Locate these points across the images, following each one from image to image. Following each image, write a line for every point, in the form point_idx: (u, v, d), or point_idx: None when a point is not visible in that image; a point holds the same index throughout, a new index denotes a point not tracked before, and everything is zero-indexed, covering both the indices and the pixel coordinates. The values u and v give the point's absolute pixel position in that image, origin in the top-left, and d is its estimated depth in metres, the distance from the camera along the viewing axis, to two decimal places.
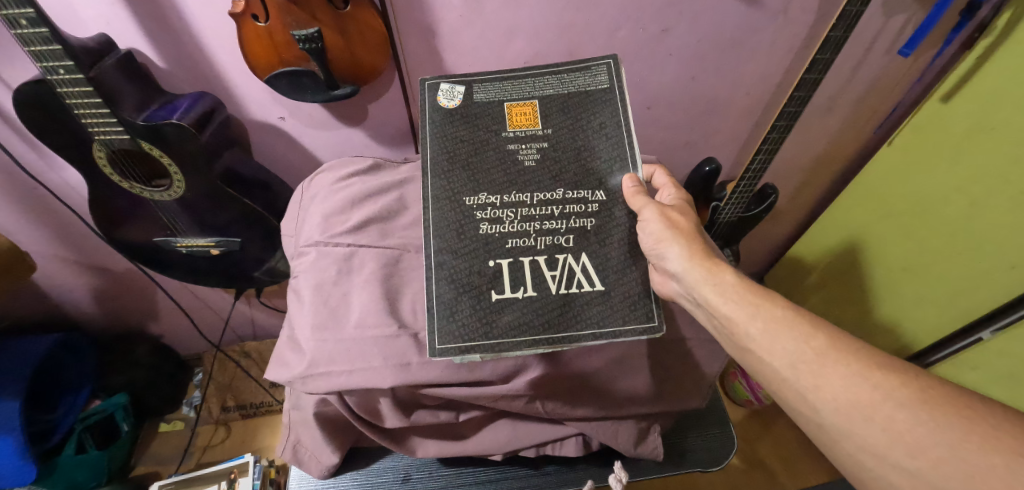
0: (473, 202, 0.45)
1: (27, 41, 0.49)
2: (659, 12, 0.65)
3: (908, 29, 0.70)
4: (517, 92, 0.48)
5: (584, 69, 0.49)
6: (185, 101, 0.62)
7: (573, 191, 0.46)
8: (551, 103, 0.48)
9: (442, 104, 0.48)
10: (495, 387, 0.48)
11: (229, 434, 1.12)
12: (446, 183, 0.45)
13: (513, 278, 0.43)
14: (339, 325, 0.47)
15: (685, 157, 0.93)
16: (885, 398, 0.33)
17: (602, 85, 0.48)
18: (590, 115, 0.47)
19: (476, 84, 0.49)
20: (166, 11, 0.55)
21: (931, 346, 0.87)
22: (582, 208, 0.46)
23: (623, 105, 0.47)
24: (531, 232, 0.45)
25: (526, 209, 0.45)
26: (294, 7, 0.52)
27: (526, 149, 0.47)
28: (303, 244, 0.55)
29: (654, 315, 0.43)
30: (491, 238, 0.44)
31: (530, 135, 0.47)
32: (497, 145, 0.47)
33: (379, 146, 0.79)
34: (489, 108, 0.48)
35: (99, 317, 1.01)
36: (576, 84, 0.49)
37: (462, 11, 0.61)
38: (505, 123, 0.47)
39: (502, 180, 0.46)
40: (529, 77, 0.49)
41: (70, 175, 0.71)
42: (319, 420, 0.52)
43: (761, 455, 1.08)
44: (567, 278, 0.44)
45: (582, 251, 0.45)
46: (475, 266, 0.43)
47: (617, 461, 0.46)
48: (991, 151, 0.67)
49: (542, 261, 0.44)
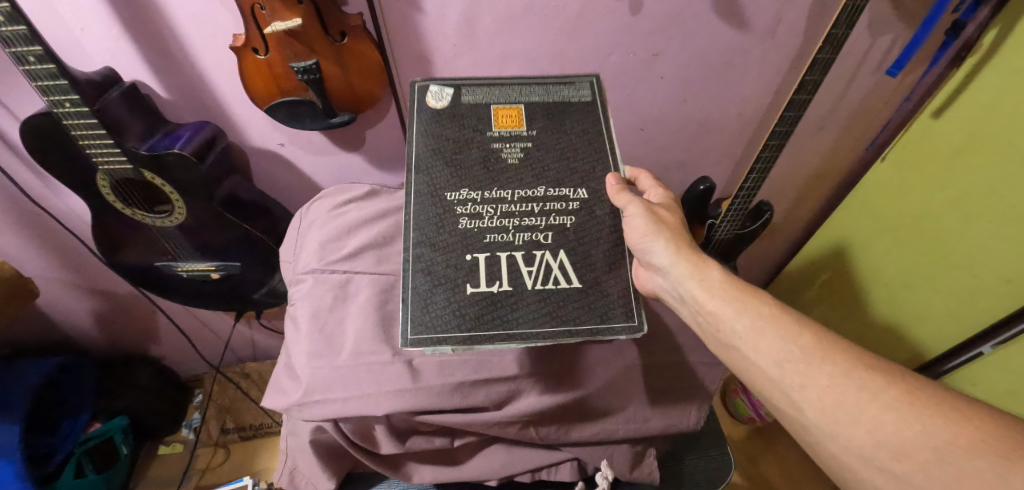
0: (454, 197, 0.46)
1: (35, 77, 0.50)
2: (649, 37, 0.67)
3: (895, 49, 0.72)
4: (504, 95, 0.51)
5: (570, 82, 0.52)
6: (187, 131, 0.64)
7: (554, 189, 0.47)
8: (536, 108, 0.50)
9: (431, 104, 0.50)
10: (488, 413, 0.47)
11: (228, 456, 1.11)
12: (431, 179, 0.47)
13: (490, 271, 0.43)
14: (336, 353, 0.48)
15: (680, 176, 0.93)
16: (871, 400, 0.33)
17: (585, 98, 0.51)
18: (574, 122, 0.50)
19: (465, 87, 0.51)
20: (168, 43, 0.57)
21: (940, 356, 0.85)
22: (561, 206, 0.47)
23: (604, 116, 0.51)
24: (509, 228, 0.45)
25: (506, 206, 0.46)
26: (293, 40, 0.53)
27: (510, 149, 0.49)
28: (300, 271, 0.55)
29: (632, 315, 0.43)
30: (470, 233, 0.45)
31: (515, 135, 0.49)
32: (482, 145, 0.49)
33: (378, 171, 0.80)
34: (476, 110, 0.50)
35: (99, 340, 1.02)
36: (561, 94, 0.51)
37: (456, 40, 0.63)
38: (491, 124, 0.49)
39: (483, 176, 0.47)
40: (517, 83, 0.51)
41: (74, 201, 0.73)
42: (315, 448, 0.51)
43: (764, 473, 1.07)
44: (544, 273, 0.44)
45: (560, 249, 0.45)
46: (453, 259, 0.44)
47: (602, 459, 0.51)
48: (985, 167, 0.68)
49: (520, 257, 0.44)
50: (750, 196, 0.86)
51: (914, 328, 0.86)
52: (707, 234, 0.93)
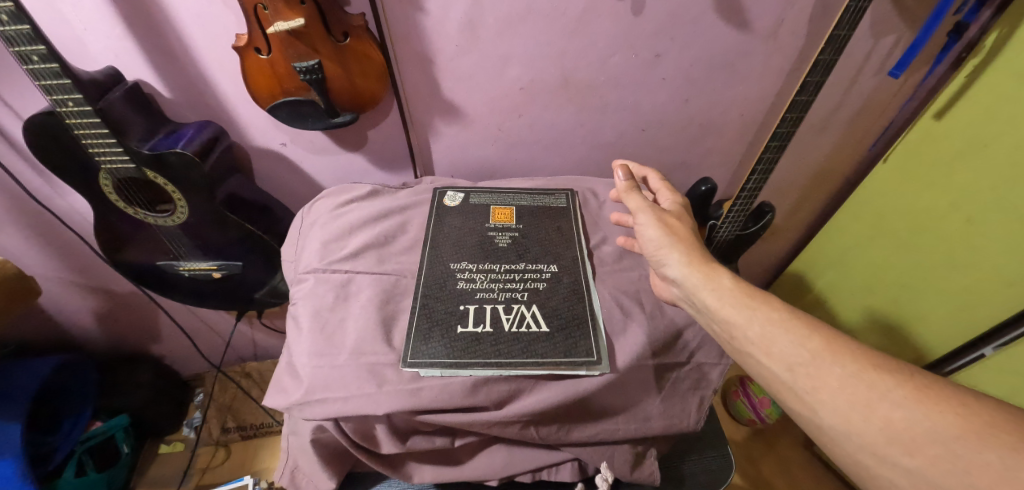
0: (455, 266, 0.55)
1: (38, 76, 0.51)
2: (651, 38, 0.67)
3: (897, 50, 0.72)
4: (502, 201, 0.65)
5: (551, 194, 0.67)
6: (189, 130, 0.64)
7: (532, 264, 0.56)
8: (524, 211, 0.64)
9: (446, 203, 0.64)
10: (488, 413, 0.46)
11: (229, 456, 1.11)
12: (438, 251, 0.57)
13: (477, 316, 0.50)
14: (337, 352, 0.47)
15: (682, 177, 0.93)
16: (881, 398, 0.33)
17: (562, 205, 0.65)
18: (554, 221, 0.62)
19: (473, 193, 0.66)
20: (171, 42, 0.57)
21: (942, 359, 0.84)
22: (537, 275, 0.55)
23: (577, 219, 0.63)
24: (495, 289, 0.53)
25: (495, 273, 0.55)
26: (295, 40, 0.53)
27: (502, 236, 0.59)
28: (301, 271, 0.55)
29: (592, 351, 0.48)
30: (465, 292, 0.53)
31: (507, 228, 0.61)
32: (480, 232, 0.60)
33: (379, 171, 0.81)
34: (479, 209, 0.64)
35: (101, 339, 1.02)
36: (543, 201, 0.65)
37: (458, 41, 0.63)
38: (490, 218, 0.62)
39: (479, 252, 0.57)
40: (512, 193, 0.66)
41: (76, 200, 0.73)
42: (315, 448, 0.51)
43: (765, 475, 1.07)
44: (519, 319, 0.50)
45: (534, 303, 0.52)
46: (449, 308, 0.51)
47: (602, 461, 0.51)
48: (988, 168, 0.68)
49: (500, 309, 0.51)
50: (751, 197, 0.86)
51: (916, 330, 0.86)
52: (708, 234, 0.93)
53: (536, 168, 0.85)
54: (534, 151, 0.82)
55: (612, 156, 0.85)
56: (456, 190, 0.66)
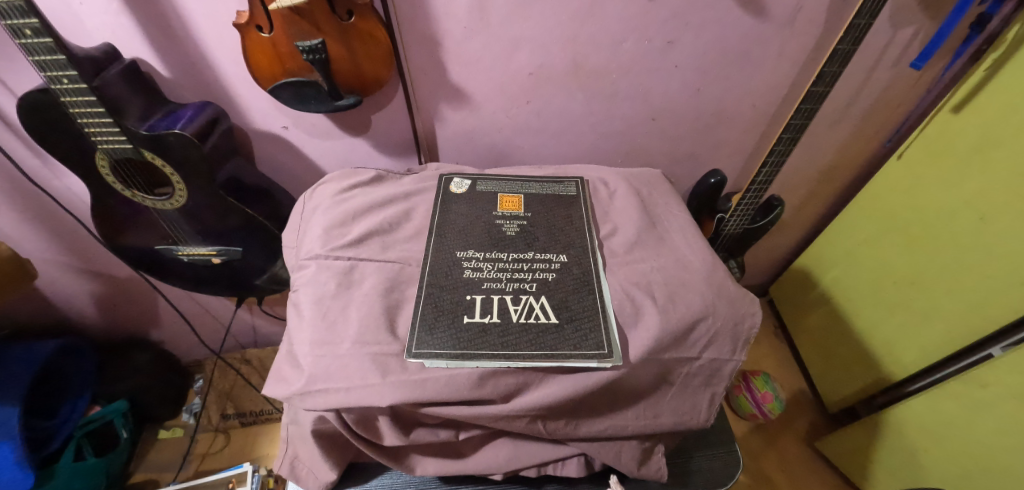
0: (462, 255, 0.54)
1: (31, 51, 0.48)
2: (665, 23, 0.64)
3: (915, 43, 0.70)
4: (509, 188, 0.63)
5: (560, 182, 0.65)
6: (188, 111, 0.62)
7: (541, 253, 0.55)
8: (533, 199, 0.62)
9: (453, 190, 0.62)
10: (495, 406, 0.45)
11: (228, 442, 1.11)
12: (443, 240, 0.56)
13: (484, 307, 0.49)
14: (339, 341, 0.46)
15: (691, 169, 0.92)
16: None
17: (571, 193, 0.64)
18: (563, 209, 0.61)
19: (480, 180, 0.64)
20: (170, 18, 0.55)
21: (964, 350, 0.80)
22: (546, 265, 0.54)
23: (586, 207, 0.61)
24: (503, 278, 0.52)
25: (501, 262, 0.54)
26: (299, 18, 0.51)
27: (509, 224, 0.58)
28: (303, 257, 0.54)
29: (604, 344, 0.46)
30: (471, 281, 0.52)
31: (515, 215, 0.59)
32: (487, 220, 0.59)
33: (384, 156, 0.79)
34: (487, 196, 0.62)
35: (100, 324, 1.01)
36: (553, 189, 0.64)
37: (467, 22, 0.61)
38: (497, 206, 0.60)
39: (486, 240, 0.56)
40: (519, 180, 0.65)
41: (73, 182, 0.72)
42: (316, 438, 0.49)
43: (765, 469, 1.07)
44: (527, 311, 0.49)
45: (543, 294, 0.51)
46: (455, 297, 0.50)
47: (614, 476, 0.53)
48: (1002, 163, 0.66)
49: (508, 299, 0.50)
50: (762, 189, 0.84)
51: (920, 331, 0.85)
52: (715, 229, 0.92)
53: (545, 156, 0.84)
54: (542, 139, 0.80)
55: (621, 146, 0.84)
56: (463, 176, 0.64)
